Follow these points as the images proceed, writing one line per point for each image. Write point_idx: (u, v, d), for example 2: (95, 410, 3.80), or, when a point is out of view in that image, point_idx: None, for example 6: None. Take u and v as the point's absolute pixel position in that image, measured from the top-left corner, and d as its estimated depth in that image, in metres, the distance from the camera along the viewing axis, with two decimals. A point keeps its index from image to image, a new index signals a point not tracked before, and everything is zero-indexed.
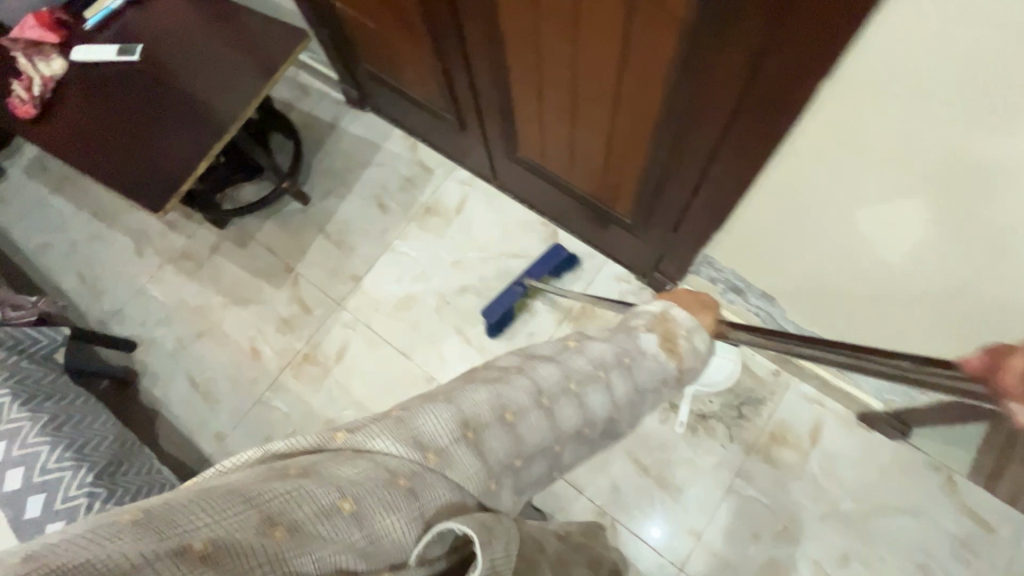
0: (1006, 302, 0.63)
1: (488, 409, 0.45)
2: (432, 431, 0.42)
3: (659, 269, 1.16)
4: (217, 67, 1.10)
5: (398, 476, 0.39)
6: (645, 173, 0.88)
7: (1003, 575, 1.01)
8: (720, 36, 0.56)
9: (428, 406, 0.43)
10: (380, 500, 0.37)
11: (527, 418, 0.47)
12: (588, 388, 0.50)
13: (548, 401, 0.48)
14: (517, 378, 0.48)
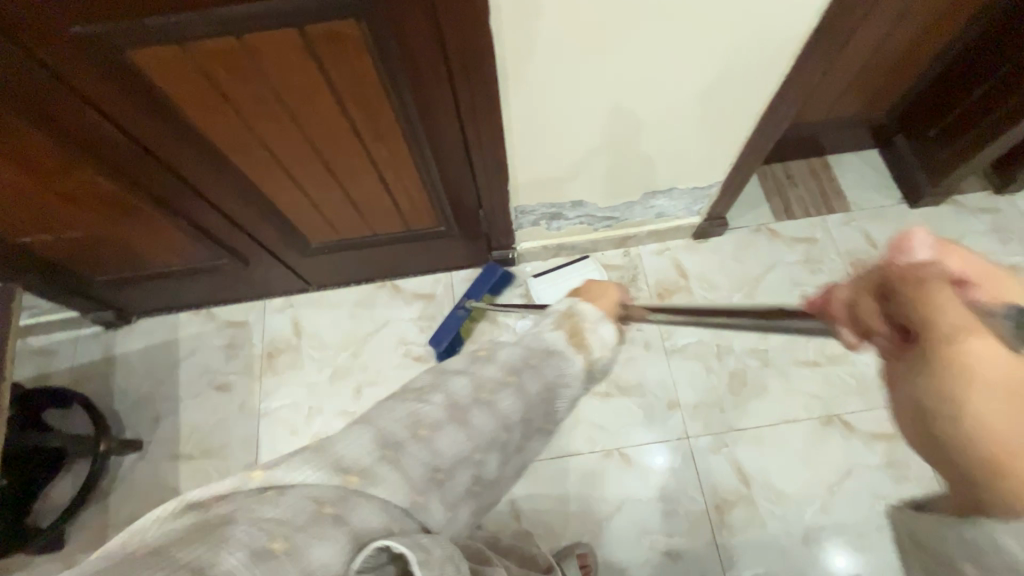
0: (706, 91, 0.86)
1: (403, 427, 0.47)
2: (312, 485, 0.41)
3: (493, 246, 1.24)
4: None
5: (350, 523, 0.40)
6: (424, 178, 0.95)
7: (843, 258, 1.30)
8: (397, 32, 0.65)
9: (346, 432, 0.46)
10: (305, 546, 0.37)
11: (440, 433, 0.48)
12: (497, 394, 0.52)
13: (436, 423, 0.49)
14: (427, 397, 0.50)
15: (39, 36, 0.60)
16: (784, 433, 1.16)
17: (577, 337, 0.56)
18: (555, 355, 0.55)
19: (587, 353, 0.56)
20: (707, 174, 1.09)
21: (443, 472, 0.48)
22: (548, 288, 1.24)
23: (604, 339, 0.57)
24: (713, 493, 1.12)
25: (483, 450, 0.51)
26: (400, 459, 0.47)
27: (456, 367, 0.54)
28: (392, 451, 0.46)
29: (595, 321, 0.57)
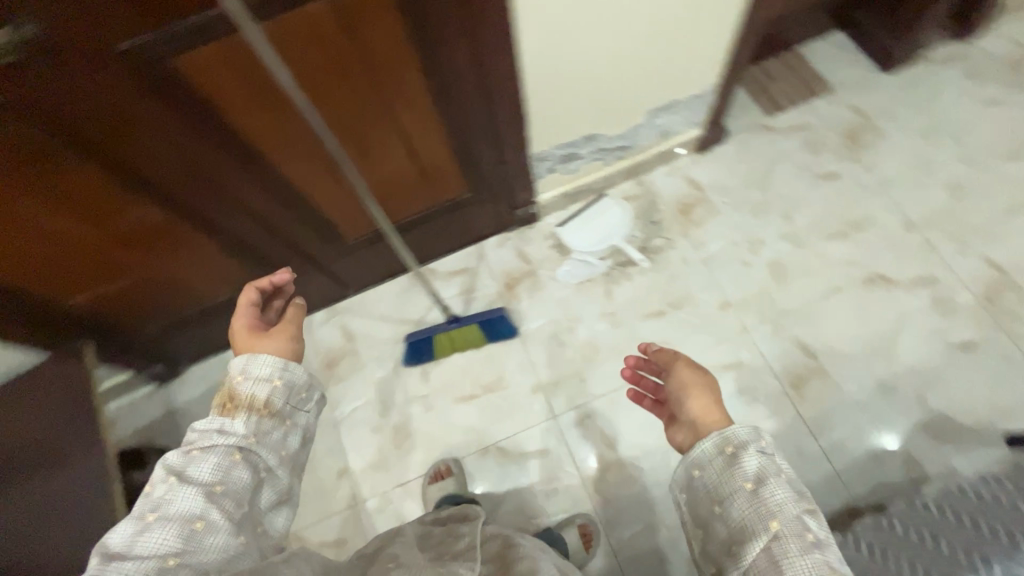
0: None
1: (142, 530, 0.58)
2: (185, 510, 0.60)
3: (516, 205, 1.29)
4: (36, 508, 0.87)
5: (195, 519, 0.59)
6: (451, 138, 0.99)
7: (839, 134, 1.37)
8: None
9: (114, 565, 0.55)
10: (199, 542, 0.58)
11: (193, 522, 0.59)
12: (195, 467, 0.63)
13: (132, 540, 0.58)
14: (157, 504, 0.60)
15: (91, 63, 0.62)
16: (834, 304, 1.22)
17: (229, 400, 0.68)
18: (234, 424, 0.66)
19: (261, 403, 0.69)
20: (706, 77, 1.13)
21: (194, 529, 0.59)
22: (581, 232, 1.30)
23: (256, 383, 0.69)
24: (785, 373, 1.17)
25: (212, 510, 0.60)
26: (260, 448, 0.67)
27: (167, 487, 0.61)
28: (239, 453, 0.65)
29: (246, 368, 0.70)
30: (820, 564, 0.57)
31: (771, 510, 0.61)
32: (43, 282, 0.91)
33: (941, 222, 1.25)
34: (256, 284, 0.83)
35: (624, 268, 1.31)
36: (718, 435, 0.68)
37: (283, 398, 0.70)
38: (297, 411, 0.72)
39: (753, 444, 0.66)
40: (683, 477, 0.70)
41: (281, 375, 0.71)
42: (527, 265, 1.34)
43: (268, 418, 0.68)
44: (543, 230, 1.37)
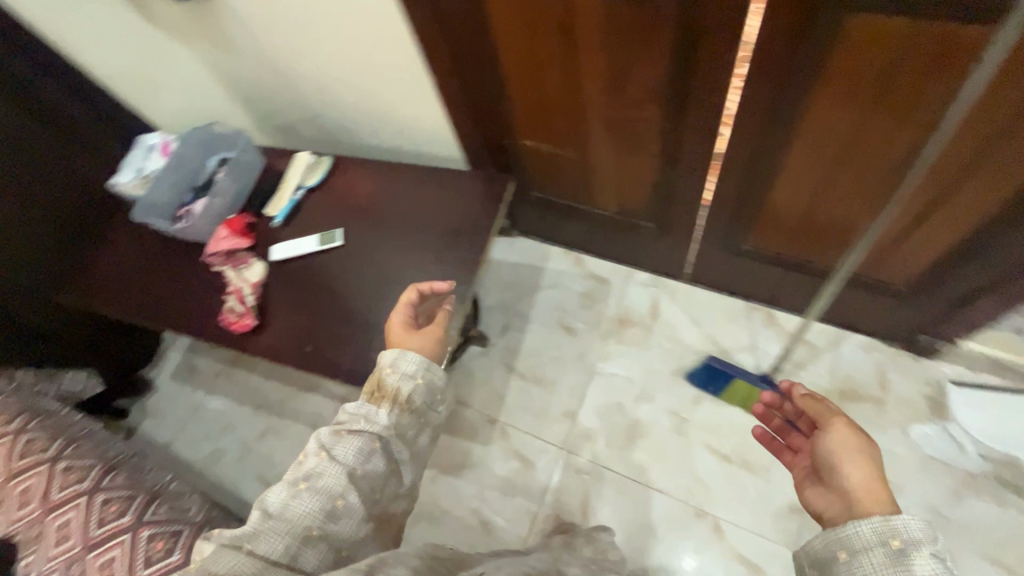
0: None
1: (291, 493, 0.66)
2: (329, 487, 0.66)
3: (931, 331, 1.05)
4: (405, 265, 1.02)
5: (336, 496, 0.66)
6: (979, 233, 0.81)
7: None
8: None
9: (269, 523, 0.63)
10: (337, 520, 0.65)
11: (331, 494, 0.66)
12: (336, 450, 0.69)
13: (288, 500, 0.65)
14: (307, 472, 0.67)
15: None
16: None
17: (378, 389, 0.75)
18: (378, 410, 0.73)
19: (403, 397, 0.75)
20: None
21: (333, 505, 0.65)
22: (971, 409, 1.05)
23: (401, 378, 0.75)
24: None
25: (349, 491, 0.66)
26: (395, 443, 0.72)
27: (310, 466, 0.68)
28: (379, 442, 0.71)
29: (395, 362, 0.77)
30: None
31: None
32: (528, 121, 1.02)
33: None
34: (415, 285, 0.90)
35: (1002, 487, 1.00)
36: (880, 521, 0.56)
37: (422, 395, 0.76)
38: (433, 410, 0.77)
39: (927, 544, 0.54)
40: (822, 557, 0.59)
41: (427, 367, 0.77)
42: (882, 391, 1.11)
43: (406, 412, 0.74)
44: (929, 372, 1.11)
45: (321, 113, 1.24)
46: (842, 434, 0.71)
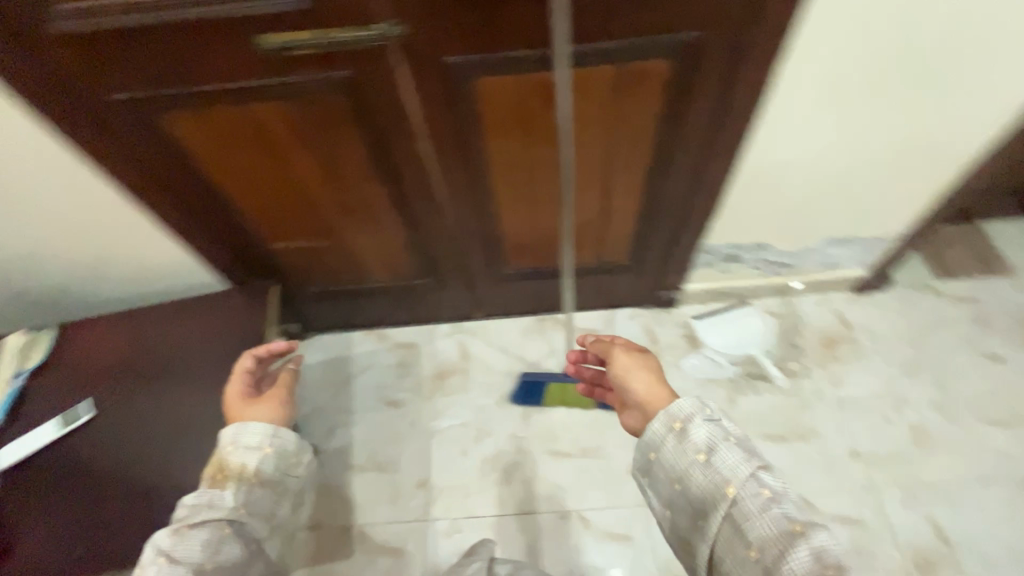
0: (930, 145, 0.93)
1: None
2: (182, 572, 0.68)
3: (663, 286, 1.31)
4: (179, 410, 0.96)
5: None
6: (643, 207, 1.05)
7: (1012, 319, 1.30)
8: (697, 76, 0.77)
9: None
10: None
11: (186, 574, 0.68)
12: (191, 532, 0.71)
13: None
14: (164, 560, 0.69)
15: (413, 64, 0.74)
16: (980, 493, 1.12)
17: (219, 472, 0.79)
18: (224, 492, 0.76)
19: (247, 470, 0.79)
20: (895, 225, 1.14)
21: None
22: (716, 331, 1.31)
23: (244, 452, 0.80)
24: (910, 549, 1.07)
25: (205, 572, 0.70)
26: (249, 521, 0.77)
27: (164, 551, 0.69)
28: (229, 524, 0.74)
29: (236, 438, 0.81)
30: (781, 521, 0.56)
31: (723, 474, 0.60)
32: (264, 223, 1.03)
33: None
34: (249, 350, 0.93)
35: (754, 380, 1.28)
36: (663, 413, 0.66)
37: (272, 464, 0.81)
38: (283, 476, 0.83)
39: (697, 412, 0.64)
40: (641, 463, 0.68)
41: (274, 436, 0.83)
42: (654, 345, 1.35)
43: (257, 486, 0.79)
44: (677, 316, 1.38)
45: (25, 287, 1.08)
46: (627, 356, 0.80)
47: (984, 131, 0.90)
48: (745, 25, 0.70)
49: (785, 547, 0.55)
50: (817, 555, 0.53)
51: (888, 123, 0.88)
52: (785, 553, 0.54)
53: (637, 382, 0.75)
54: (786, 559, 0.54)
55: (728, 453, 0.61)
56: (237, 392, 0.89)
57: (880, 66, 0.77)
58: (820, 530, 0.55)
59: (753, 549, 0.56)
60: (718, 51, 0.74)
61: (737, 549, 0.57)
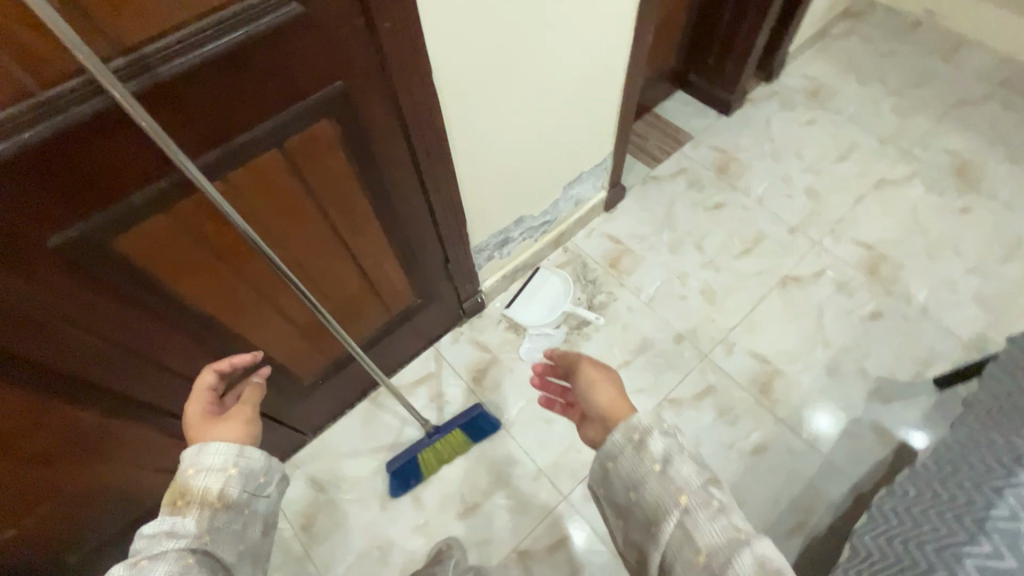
0: (586, 80, 1.04)
1: None
2: None
3: (463, 299, 1.29)
4: None
5: None
6: (398, 252, 0.98)
7: (712, 170, 1.60)
8: (363, 119, 0.71)
9: None
10: None
11: None
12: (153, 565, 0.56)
13: None
14: None
15: (13, 272, 0.54)
16: (765, 308, 1.37)
17: (181, 496, 0.63)
18: (185, 519, 0.61)
19: (212, 495, 0.63)
20: (601, 148, 1.28)
21: None
22: (530, 307, 1.35)
23: (208, 474, 0.64)
24: (751, 383, 1.27)
25: None
26: (214, 546, 0.62)
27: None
28: (193, 553, 0.59)
29: (197, 459, 0.65)
30: (730, 531, 0.54)
31: (678, 484, 0.58)
32: None
33: (813, 222, 1.49)
34: (213, 365, 0.74)
35: (581, 329, 1.35)
36: (623, 423, 0.63)
37: (239, 487, 0.66)
38: (255, 497, 0.67)
39: (657, 426, 0.62)
40: (598, 472, 0.65)
41: (237, 459, 0.66)
42: (488, 354, 1.33)
43: (220, 510, 0.63)
44: (492, 315, 1.38)
45: None
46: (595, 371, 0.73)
47: (613, 54, 1.04)
48: (379, 58, 0.66)
49: (731, 553, 0.53)
50: (760, 560, 0.52)
51: (547, 77, 0.94)
52: (731, 560, 0.52)
53: (596, 396, 0.70)
54: (731, 565, 0.52)
55: (684, 467, 0.59)
56: (203, 412, 0.72)
57: (509, 42, 0.80)
58: (763, 538, 0.54)
59: (700, 555, 0.54)
60: (369, 89, 0.68)
61: (682, 551, 0.55)
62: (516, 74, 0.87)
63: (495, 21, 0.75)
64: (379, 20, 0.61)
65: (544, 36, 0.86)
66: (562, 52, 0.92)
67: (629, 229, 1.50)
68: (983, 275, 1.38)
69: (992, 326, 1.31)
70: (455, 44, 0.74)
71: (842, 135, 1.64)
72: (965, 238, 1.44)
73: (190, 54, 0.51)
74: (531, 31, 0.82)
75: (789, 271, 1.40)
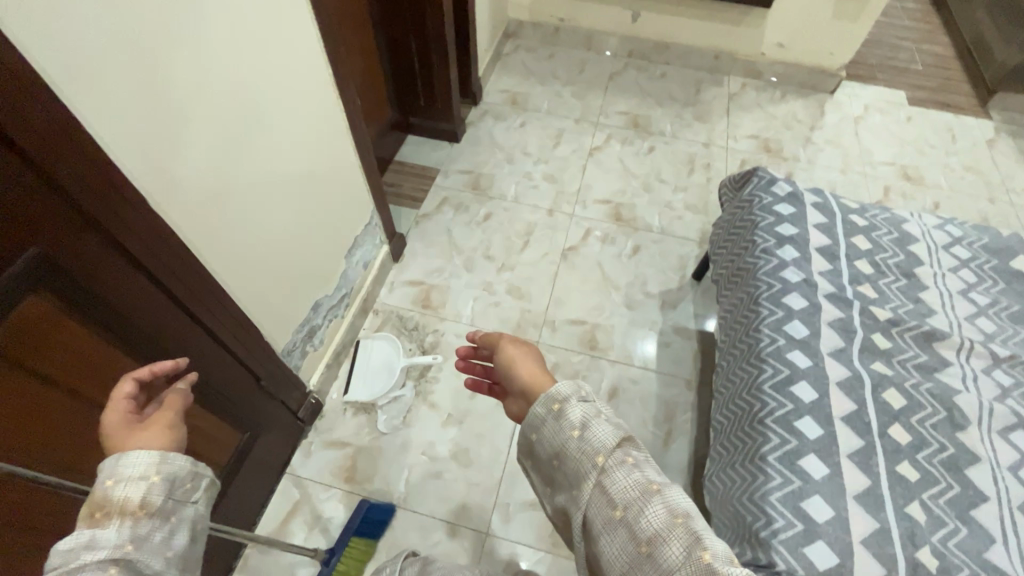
0: (320, 154, 1.06)
1: None
2: None
3: (296, 408, 1.19)
4: None
5: None
6: (200, 394, 0.88)
7: (468, 190, 1.76)
8: (86, 277, 0.62)
9: None
10: None
11: None
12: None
13: None
14: None
15: None
16: (562, 280, 1.56)
17: (100, 506, 0.51)
18: (101, 533, 0.49)
19: (134, 506, 0.51)
20: (364, 209, 1.31)
21: None
22: (368, 381, 1.32)
23: (127, 485, 0.52)
24: (582, 344, 1.44)
25: None
26: (144, 557, 0.50)
27: None
28: (117, 567, 0.48)
29: (115, 469, 0.52)
30: (642, 482, 0.54)
31: (596, 446, 0.56)
32: None
33: (562, 199, 1.76)
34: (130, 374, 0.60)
35: (426, 375, 1.36)
36: (543, 397, 0.60)
37: (166, 495, 0.53)
38: (183, 504, 0.55)
39: (575, 393, 0.60)
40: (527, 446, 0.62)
41: (159, 473, 0.53)
42: (348, 447, 1.25)
43: (143, 522, 0.51)
44: (334, 408, 1.30)
45: None
46: (518, 350, 0.70)
47: (334, 123, 1.08)
48: (77, 207, 0.59)
49: (642, 502, 0.53)
50: (669, 508, 0.52)
51: (280, 163, 0.94)
52: (642, 509, 0.52)
53: (515, 373, 0.68)
54: (643, 514, 0.52)
55: (601, 426, 0.58)
56: (125, 423, 0.57)
57: (221, 143, 0.78)
58: (673, 486, 0.55)
59: (617, 508, 0.53)
60: (78, 243, 0.60)
61: (600, 507, 0.54)
62: (244, 171, 0.85)
63: (194, 129, 0.73)
64: (56, 169, 0.55)
65: (256, 128, 0.85)
66: (283, 137, 0.93)
67: (424, 268, 1.56)
68: (684, 189, 1.80)
69: (705, 221, 1.72)
70: (160, 164, 0.69)
71: (549, 125, 1.97)
72: (662, 168, 1.86)
73: None
74: (239, 128, 0.81)
75: (564, 243, 1.63)
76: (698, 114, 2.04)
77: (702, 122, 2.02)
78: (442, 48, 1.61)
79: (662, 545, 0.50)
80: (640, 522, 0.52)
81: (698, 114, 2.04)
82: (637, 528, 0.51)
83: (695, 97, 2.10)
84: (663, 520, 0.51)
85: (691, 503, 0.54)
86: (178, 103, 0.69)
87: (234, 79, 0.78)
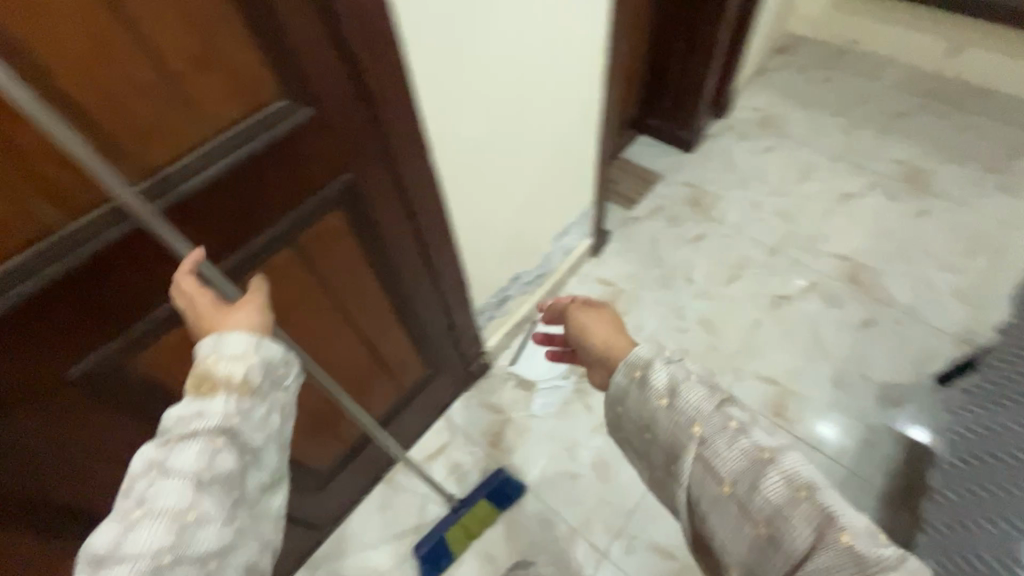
0: (567, 138, 1.08)
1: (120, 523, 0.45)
2: (172, 502, 0.46)
3: (469, 363, 1.28)
4: None
5: (188, 512, 0.46)
6: (408, 326, 0.99)
7: (686, 204, 1.66)
8: (370, 206, 0.73)
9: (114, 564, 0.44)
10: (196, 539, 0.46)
11: (169, 516, 0.46)
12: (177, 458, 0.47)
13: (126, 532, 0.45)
14: (145, 505, 0.46)
15: (29, 401, 0.54)
16: (764, 329, 1.40)
17: (202, 381, 0.50)
18: (211, 402, 0.49)
19: (237, 383, 0.51)
20: (584, 199, 1.32)
21: (195, 513, 0.46)
22: (536, 360, 1.36)
23: (225, 362, 0.50)
24: (766, 406, 1.27)
25: (201, 508, 0.47)
26: (245, 431, 0.51)
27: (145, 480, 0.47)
28: (223, 438, 0.49)
29: (217, 346, 0.51)
30: (750, 452, 0.52)
31: (687, 413, 0.55)
32: None
33: (790, 241, 1.56)
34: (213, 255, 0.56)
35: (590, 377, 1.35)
36: (622, 364, 0.61)
37: (266, 375, 0.53)
38: (276, 387, 0.54)
39: (657, 356, 0.59)
40: (615, 420, 0.62)
41: (260, 352, 0.53)
42: (500, 415, 1.31)
43: (247, 397, 0.51)
44: (499, 374, 1.36)
45: None
46: (593, 314, 0.72)
47: (588, 111, 1.09)
48: (385, 147, 0.68)
49: (756, 476, 0.51)
50: (788, 477, 0.50)
51: (534, 140, 0.98)
52: (758, 484, 0.50)
53: (593, 339, 0.69)
54: (759, 489, 0.50)
55: (690, 393, 0.56)
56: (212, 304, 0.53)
57: (497, 112, 0.84)
58: (788, 452, 0.52)
59: (725, 484, 0.52)
60: (374, 177, 0.70)
61: (709, 483, 0.53)
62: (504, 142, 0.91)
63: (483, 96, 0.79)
64: (383, 112, 0.64)
65: (527, 104, 0.90)
66: (544, 117, 0.97)
67: (619, 271, 1.53)
68: (955, 271, 1.46)
69: (974, 318, 1.37)
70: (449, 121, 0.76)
71: (799, 157, 1.75)
72: (932, 238, 1.52)
73: (204, 172, 0.53)
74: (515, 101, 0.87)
75: (778, 290, 1.45)
76: (1007, 185, 1.62)
77: (1008, 195, 1.60)
78: (711, 52, 1.51)
79: (792, 527, 0.48)
80: (754, 500, 0.50)
81: (1007, 185, 1.62)
82: (753, 508, 0.50)
83: (1008, 163, 1.67)
84: (783, 499, 0.49)
85: (811, 471, 0.51)
86: (479, 71, 0.75)
87: (526, 55, 0.82)
